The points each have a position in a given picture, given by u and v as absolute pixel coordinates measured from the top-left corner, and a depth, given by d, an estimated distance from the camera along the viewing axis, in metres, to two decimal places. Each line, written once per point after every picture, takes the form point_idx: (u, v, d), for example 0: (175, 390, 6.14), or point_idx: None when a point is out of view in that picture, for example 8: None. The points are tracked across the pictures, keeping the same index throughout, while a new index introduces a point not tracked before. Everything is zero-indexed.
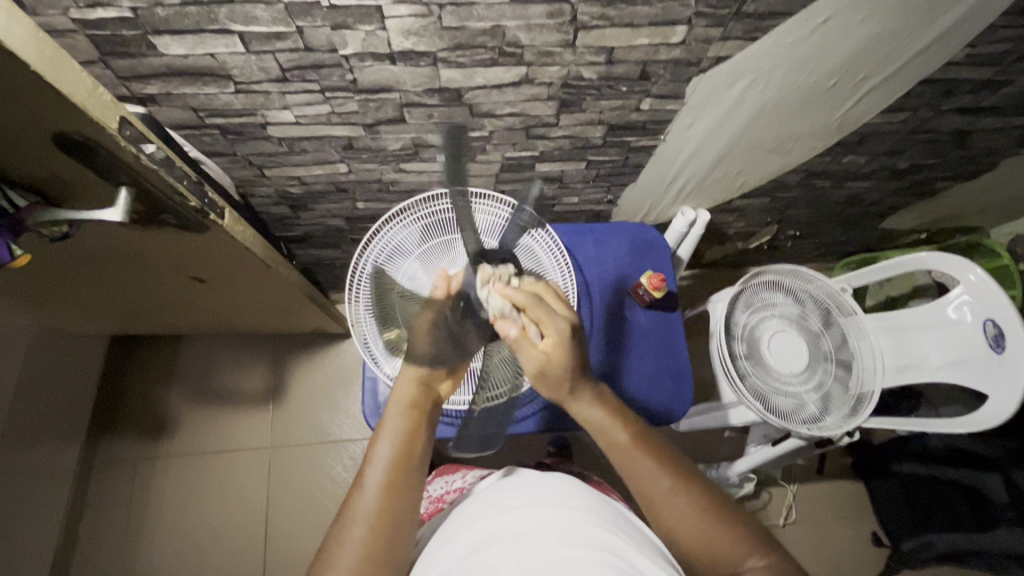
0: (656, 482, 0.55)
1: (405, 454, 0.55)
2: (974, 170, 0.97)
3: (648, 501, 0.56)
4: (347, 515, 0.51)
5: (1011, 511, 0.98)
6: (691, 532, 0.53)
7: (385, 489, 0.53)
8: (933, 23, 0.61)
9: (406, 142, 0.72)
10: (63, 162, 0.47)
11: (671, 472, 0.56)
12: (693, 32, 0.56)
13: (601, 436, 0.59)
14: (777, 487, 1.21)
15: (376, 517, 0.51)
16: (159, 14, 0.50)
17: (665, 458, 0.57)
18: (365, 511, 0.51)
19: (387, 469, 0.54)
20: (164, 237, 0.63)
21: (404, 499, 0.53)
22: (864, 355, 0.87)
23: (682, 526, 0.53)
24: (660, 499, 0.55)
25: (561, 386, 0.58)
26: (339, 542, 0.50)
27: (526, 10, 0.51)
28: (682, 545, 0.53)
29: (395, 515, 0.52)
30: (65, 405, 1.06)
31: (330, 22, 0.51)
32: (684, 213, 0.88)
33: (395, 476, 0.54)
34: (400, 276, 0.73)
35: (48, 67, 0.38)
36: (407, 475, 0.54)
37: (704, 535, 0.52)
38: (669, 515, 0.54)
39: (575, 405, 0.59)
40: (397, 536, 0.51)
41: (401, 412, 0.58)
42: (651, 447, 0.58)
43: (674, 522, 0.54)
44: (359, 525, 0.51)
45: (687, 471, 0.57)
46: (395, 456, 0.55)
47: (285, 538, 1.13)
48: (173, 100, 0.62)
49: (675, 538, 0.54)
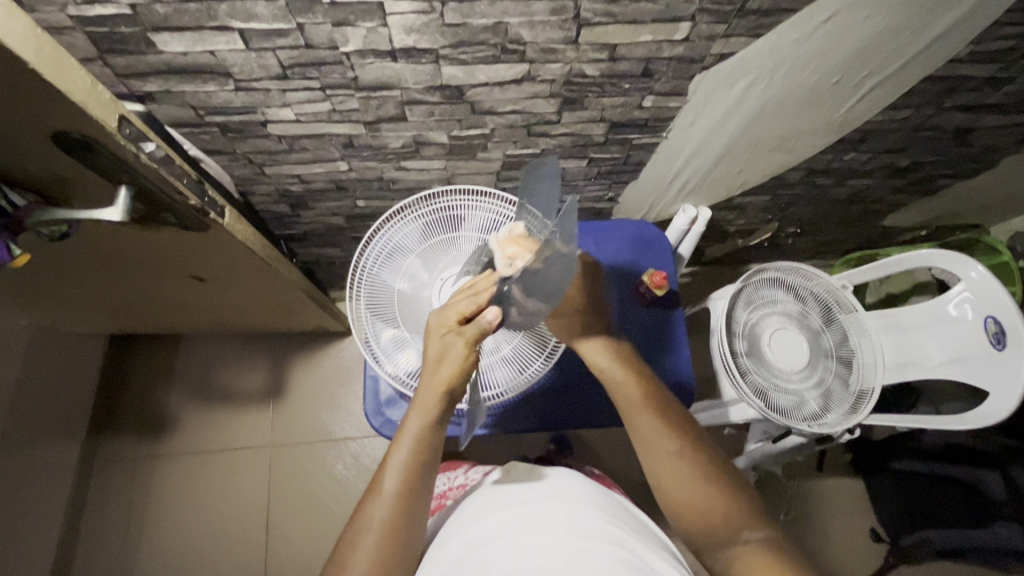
0: (663, 443, 0.57)
1: (421, 462, 0.56)
2: (975, 168, 0.97)
3: (648, 461, 0.58)
4: (362, 522, 0.52)
5: (1008, 507, 1.01)
6: (690, 496, 0.55)
7: (399, 499, 0.53)
8: (938, 20, 0.60)
9: (407, 140, 0.72)
10: (64, 161, 0.47)
11: (679, 437, 0.58)
12: (697, 29, 0.56)
13: (612, 383, 0.62)
14: (777, 483, 1.21)
15: (390, 525, 0.52)
16: (158, 11, 0.49)
17: (675, 424, 0.59)
18: (380, 519, 0.52)
19: (402, 475, 0.54)
20: (164, 236, 0.62)
21: (419, 505, 0.54)
22: (864, 352, 0.87)
23: (682, 491, 0.55)
24: (662, 460, 0.57)
25: (575, 322, 0.63)
26: (352, 549, 0.51)
27: (529, 6, 0.51)
28: (673, 505, 0.56)
29: (407, 521, 0.53)
30: (64, 402, 1.05)
31: (331, 19, 0.51)
32: (685, 210, 0.88)
33: (409, 484, 0.54)
34: (401, 274, 0.72)
35: (49, 67, 0.38)
36: (421, 483, 0.55)
37: (705, 501, 0.54)
38: (670, 475, 0.56)
39: (587, 346, 0.63)
40: (408, 541, 0.53)
41: (420, 422, 0.57)
42: (662, 410, 0.59)
43: (673, 483, 0.56)
44: (373, 532, 0.52)
45: (698, 441, 0.58)
46: (410, 463, 0.55)
47: (287, 535, 1.13)
48: (173, 98, 0.61)
49: (670, 495, 0.56)
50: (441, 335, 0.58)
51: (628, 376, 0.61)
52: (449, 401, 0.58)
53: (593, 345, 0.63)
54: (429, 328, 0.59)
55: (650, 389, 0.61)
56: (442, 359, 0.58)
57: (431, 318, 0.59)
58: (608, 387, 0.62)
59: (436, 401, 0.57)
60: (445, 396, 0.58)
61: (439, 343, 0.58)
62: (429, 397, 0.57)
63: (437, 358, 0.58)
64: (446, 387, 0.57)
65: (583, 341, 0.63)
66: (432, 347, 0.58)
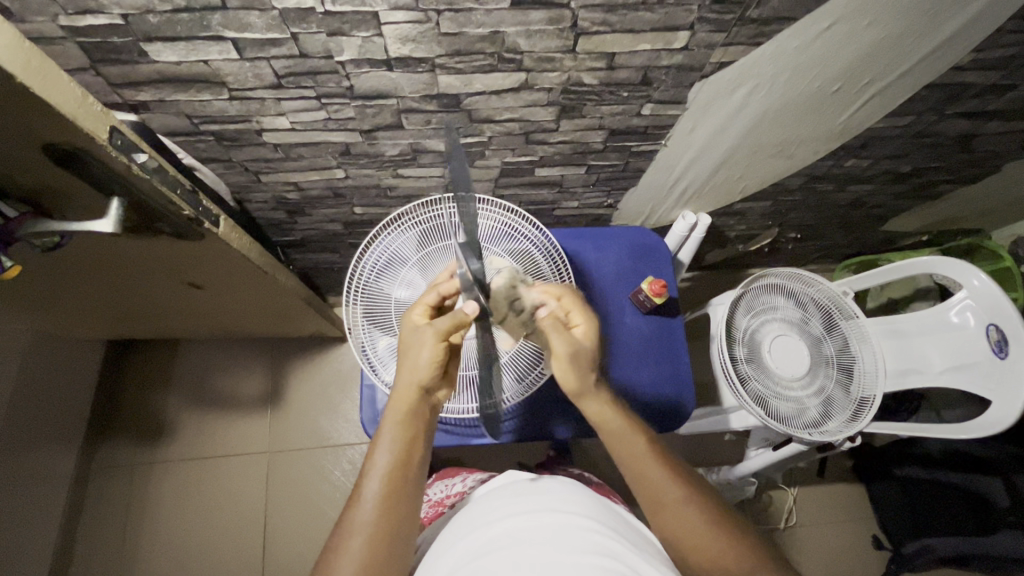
0: (667, 489, 0.56)
1: (405, 464, 0.55)
2: (977, 174, 0.96)
3: (654, 506, 0.56)
4: (345, 526, 0.51)
5: (1012, 515, 0.98)
6: (697, 539, 0.53)
7: (383, 501, 0.52)
8: (940, 28, 0.59)
9: (403, 148, 0.71)
10: (55, 171, 0.46)
11: (681, 481, 0.56)
12: (696, 37, 0.55)
13: (611, 437, 0.60)
14: (777, 490, 1.20)
15: (374, 529, 0.51)
16: (150, 22, 0.49)
17: (677, 468, 0.58)
18: (363, 523, 0.51)
19: (384, 478, 0.53)
20: (157, 245, 0.61)
21: (405, 509, 0.53)
22: (866, 360, 0.86)
23: (683, 530, 0.53)
24: (669, 507, 0.55)
25: (587, 375, 0.59)
26: (336, 555, 0.49)
27: (526, 16, 0.50)
28: (671, 543, 0.54)
29: (394, 523, 0.52)
30: (61, 408, 1.05)
31: (326, 29, 0.50)
32: (685, 217, 0.86)
33: (393, 487, 0.53)
34: (399, 282, 0.72)
35: (38, 80, 0.38)
36: (405, 484, 0.54)
37: (715, 546, 0.52)
38: (673, 518, 0.54)
39: (592, 402, 0.60)
40: (397, 545, 0.51)
41: (398, 421, 0.56)
42: (663, 456, 0.58)
43: (681, 530, 0.53)
44: (357, 537, 0.50)
45: (697, 482, 0.57)
46: (393, 465, 0.54)
47: (285, 542, 1.13)
48: (167, 107, 0.60)
49: (680, 543, 0.53)
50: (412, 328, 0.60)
51: (629, 431, 0.59)
52: (424, 397, 0.58)
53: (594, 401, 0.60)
54: (405, 321, 0.61)
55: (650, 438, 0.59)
56: (411, 354, 0.58)
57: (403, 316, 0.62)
58: (606, 442, 0.60)
59: (411, 399, 0.57)
60: (419, 396, 0.58)
61: (409, 337, 0.59)
62: (403, 395, 0.57)
63: (406, 350, 0.59)
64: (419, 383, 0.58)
65: (588, 397, 0.60)
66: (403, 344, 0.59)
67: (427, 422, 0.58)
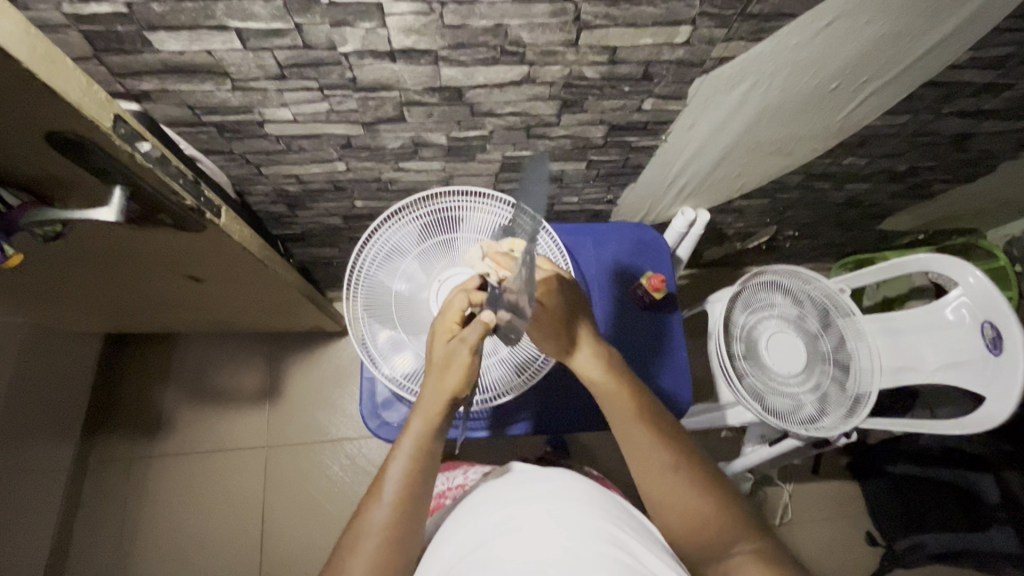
0: (657, 455, 0.56)
1: (423, 469, 0.55)
2: (974, 173, 0.97)
3: (643, 474, 0.57)
4: (361, 525, 0.52)
5: (1002, 511, 1.00)
6: (685, 508, 0.54)
7: (401, 503, 0.53)
8: (939, 25, 0.60)
9: (405, 141, 0.71)
10: (59, 161, 0.46)
11: (671, 448, 0.57)
12: (698, 32, 0.56)
13: (604, 396, 0.60)
14: (773, 486, 1.21)
15: (390, 528, 0.51)
16: (155, 10, 0.49)
17: (669, 435, 0.58)
18: (381, 524, 0.51)
19: (403, 480, 0.54)
20: (158, 236, 0.61)
21: (419, 512, 0.54)
22: (862, 355, 0.87)
23: (672, 495, 0.54)
24: (658, 474, 0.56)
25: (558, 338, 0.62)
26: (352, 551, 0.50)
27: (529, 9, 0.51)
28: (662, 513, 0.55)
29: (407, 524, 0.52)
30: (59, 399, 1.05)
31: (330, 19, 0.50)
32: (684, 213, 0.87)
33: (411, 489, 0.54)
34: (399, 276, 0.72)
35: (43, 67, 0.38)
36: (422, 487, 0.55)
37: (699, 515, 0.53)
38: (662, 485, 0.55)
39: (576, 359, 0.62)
40: (409, 544, 0.52)
41: (424, 429, 0.57)
42: (652, 420, 0.58)
43: (669, 496, 0.54)
44: (374, 535, 0.51)
45: (690, 451, 0.57)
46: (412, 468, 0.55)
47: (284, 537, 1.13)
48: (169, 97, 0.61)
49: (666, 514, 0.55)
50: (446, 341, 0.60)
51: (618, 386, 0.60)
52: (450, 409, 0.59)
53: (581, 357, 0.62)
54: (436, 330, 0.61)
55: (642, 402, 0.60)
56: (444, 366, 0.59)
57: (435, 323, 0.61)
58: (600, 399, 0.61)
59: (439, 409, 0.58)
60: (447, 407, 0.58)
61: (443, 348, 0.59)
62: (433, 405, 0.58)
63: (441, 364, 0.59)
64: (451, 394, 0.58)
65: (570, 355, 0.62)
66: (435, 354, 0.59)
67: (445, 432, 0.59)
